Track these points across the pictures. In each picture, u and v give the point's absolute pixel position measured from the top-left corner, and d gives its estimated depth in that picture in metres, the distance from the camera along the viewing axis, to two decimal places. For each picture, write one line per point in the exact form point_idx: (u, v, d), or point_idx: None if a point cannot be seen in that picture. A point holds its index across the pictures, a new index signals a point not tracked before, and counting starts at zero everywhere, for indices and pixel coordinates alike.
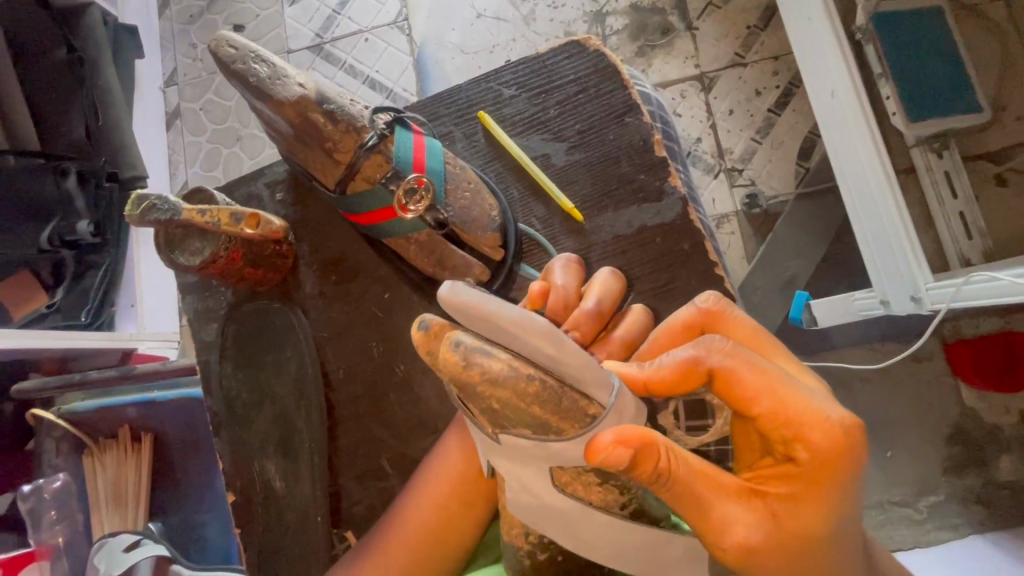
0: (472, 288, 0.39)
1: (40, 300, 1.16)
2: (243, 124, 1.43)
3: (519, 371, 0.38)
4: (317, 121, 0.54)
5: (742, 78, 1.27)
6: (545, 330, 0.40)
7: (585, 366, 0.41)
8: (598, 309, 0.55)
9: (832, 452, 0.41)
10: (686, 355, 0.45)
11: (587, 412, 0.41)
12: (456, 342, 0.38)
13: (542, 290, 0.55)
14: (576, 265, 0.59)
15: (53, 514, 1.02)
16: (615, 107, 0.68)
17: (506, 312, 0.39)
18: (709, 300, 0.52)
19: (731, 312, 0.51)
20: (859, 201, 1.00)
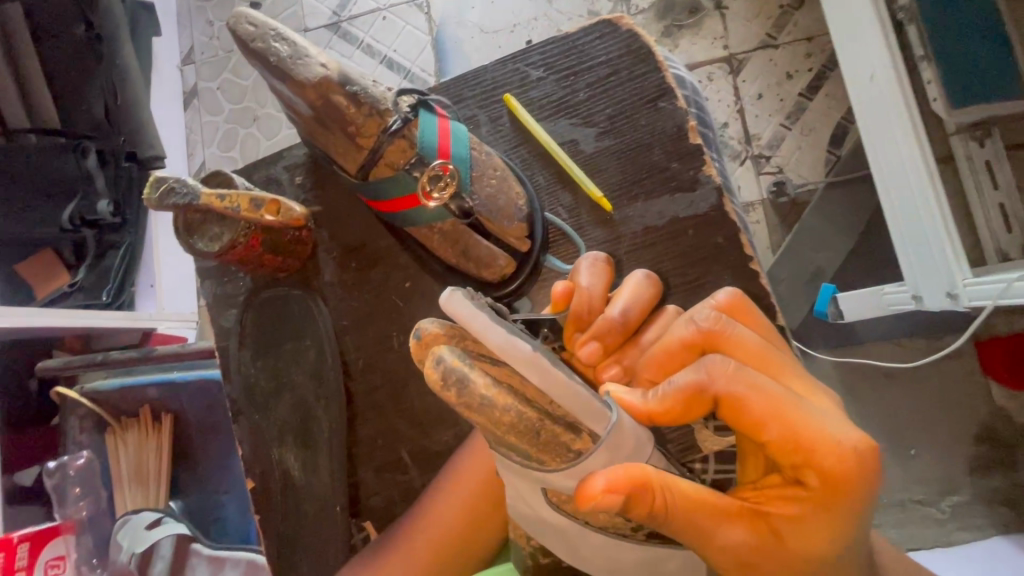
0: (466, 301, 0.38)
1: (63, 279, 1.18)
2: (260, 104, 1.41)
3: (492, 397, 0.35)
4: (339, 103, 0.51)
5: (774, 60, 1.22)
6: (529, 358, 0.36)
7: (571, 400, 0.37)
8: (622, 317, 0.52)
9: (844, 476, 0.39)
10: (688, 383, 0.42)
11: (571, 447, 0.37)
12: (437, 358, 0.35)
13: (567, 290, 0.54)
14: (603, 266, 0.56)
15: (77, 490, 1.05)
16: (647, 90, 0.65)
17: (491, 331, 0.36)
18: (709, 317, 0.46)
19: (733, 330, 0.45)
20: (896, 193, 0.95)
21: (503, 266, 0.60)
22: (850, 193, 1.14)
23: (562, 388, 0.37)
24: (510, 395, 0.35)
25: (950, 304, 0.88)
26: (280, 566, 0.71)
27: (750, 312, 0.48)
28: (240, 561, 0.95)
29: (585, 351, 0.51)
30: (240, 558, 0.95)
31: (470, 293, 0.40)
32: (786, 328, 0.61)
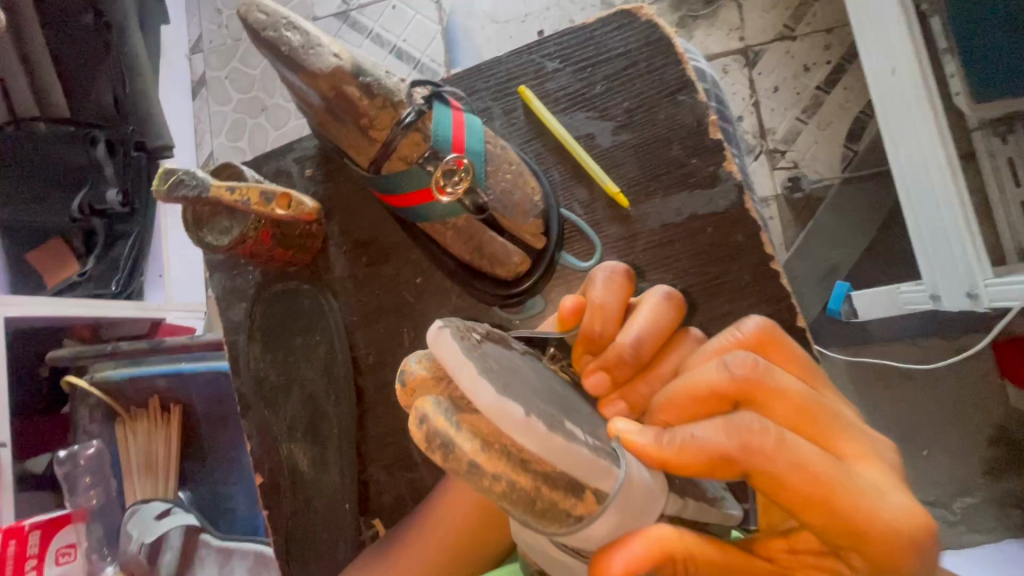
0: (453, 345, 0.32)
1: (73, 268, 1.17)
2: (268, 94, 1.40)
3: (480, 463, 0.30)
4: (352, 94, 0.50)
5: (791, 52, 1.19)
6: (523, 422, 0.30)
7: (573, 467, 0.31)
8: (635, 349, 0.45)
9: (900, 566, 0.32)
10: (711, 443, 0.34)
11: (571, 513, 0.31)
12: (420, 417, 0.31)
13: (576, 306, 0.49)
14: (619, 284, 0.50)
15: (88, 479, 1.05)
16: (666, 83, 0.63)
17: (478, 388, 0.31)
18: (744, 363, 0.37)
19: (772, 381, 0.36)
20: (914, 191, 0.93)
21: (517, 263, 0.59)
22: (867, 190, 1.11)
23: (563, 454, 0.31)
24: (501, 462, 0.30)
25: (971, 305, 0.85)
26: (289, 560, 0.72)
27: (783, 348, 0.40)
28: (248, 552, 0.95)
29: (591, 383, 0.44)
30: (248, 550, 0.94)
31: (460, 331, 0.34)
32: (805, 329, 0.60)
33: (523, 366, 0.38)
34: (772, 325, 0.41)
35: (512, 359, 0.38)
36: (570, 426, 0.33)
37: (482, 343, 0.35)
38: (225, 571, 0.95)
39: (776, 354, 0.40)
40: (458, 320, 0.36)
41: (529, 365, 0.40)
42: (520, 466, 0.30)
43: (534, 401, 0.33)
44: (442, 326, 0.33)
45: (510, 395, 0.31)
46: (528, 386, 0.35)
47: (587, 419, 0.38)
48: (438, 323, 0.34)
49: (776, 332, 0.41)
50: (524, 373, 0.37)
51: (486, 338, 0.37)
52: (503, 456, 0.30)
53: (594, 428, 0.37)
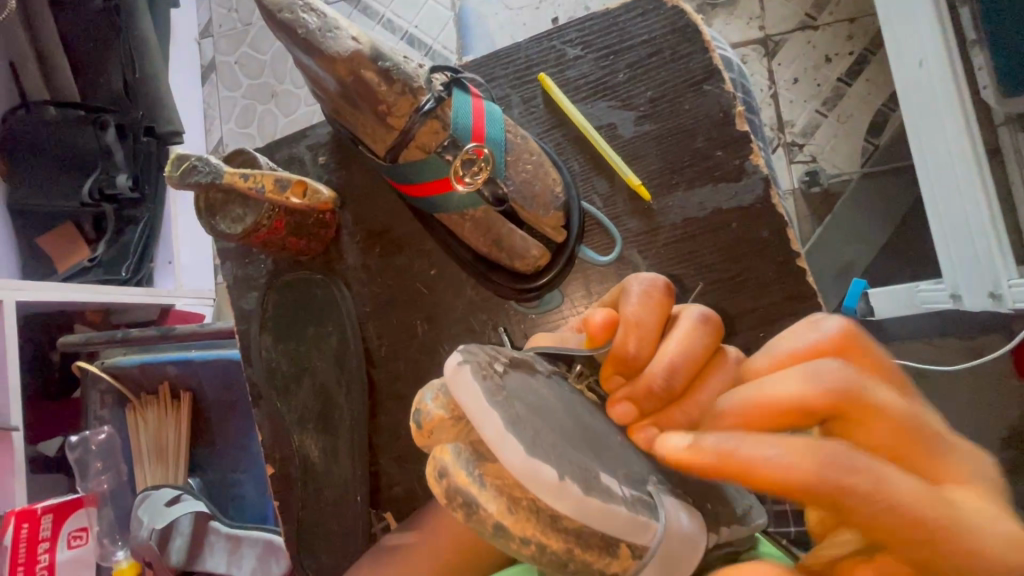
0: (476, 390, 0.33)
1: (83, 253, 1.16)
2: (278, 80, 1.38)
3: (506, 523, 0.31)
4: (370, 79, 0.49)
5: (812, 42, 1.15)
6: (554, 483, 0.30)
7: (606, 527, 0.31)
8: (666, 378, 0.41)
9: None
10: (794, 473, 0.25)
11: (605, 570, 0.32)
12: (441, 470, 0.32)
13: (607, 321, 0.45)
14: (654, 302, 0.46)
15: (99, 464, 1.06)
16: (692, 72, 0.61)
17: (504, 444, 0.31)
18: (838, 373, 0.28)
19: (870, 400, 0.28)
20: (940, 189, 0.89)
21: (536, 256, 0.57)
22: (888, 186, 1.09)
23: (597, 515, 0.31)
24: (529, 523, 0.31)
25: (993, 305, 0.82)
26: (299, 550, 0.71)
27: (871, 355, 0.32)
28: (258, 540, 0.95)
29: (615, 412, 0.41)
30: (258, 538, 0.95)
31: (482, 370, 0.34)
32: None
33: (546, 396, 0.39)
34: (855, 328, 0.33)
35: (533, 389, 0.39)
36: (603, 477, 0.33)
37: (505, 382, 0.35)
38: (234, 558, 0.95)
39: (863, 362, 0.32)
40: (479, 357, 0.36)
41: (551, 390, 0.41)
42: (550, 527, 0.31)
43: (564, 451, 0.33)
44: (463, 366, 0.34)
45: (538, 451, 0.31)
46: (553, 427, 0.35)
47: (619, 458, 0.38)
48: (459, 361, 0.34)
49: (861, 335, 0.33)
50: (547, 409, 0.37)
51: (509, 372, 0.38)
52: (531, 516, 0.31)
53: (628, 469, 0.37)
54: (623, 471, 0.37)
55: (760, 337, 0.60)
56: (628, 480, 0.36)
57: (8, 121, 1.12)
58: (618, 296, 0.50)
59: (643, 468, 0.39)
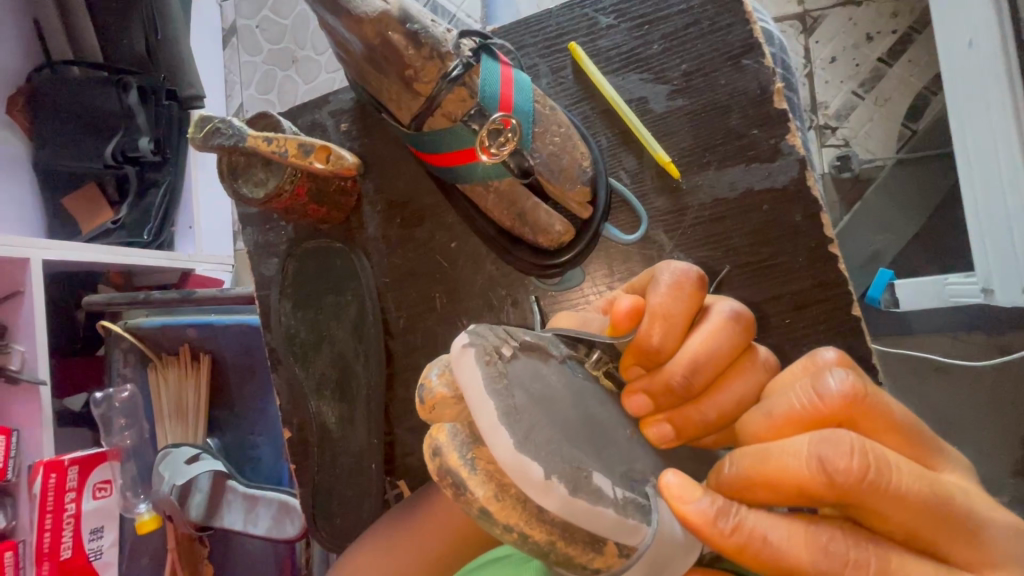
0: (475, 375, 0.34)
1: (106, 215, 1.17)
2: (299, 45, 1.36)
3: (492, 508, 0.32)
4: (397, 42, 0.47)
5: (853, 19, 1.09)
6: (541, 481, 0.31)
7: (590, 525, 0.32)
8: (685, 377, 0.41)
9: None
10: (789, 556, 0.30)
11: (588, 563, 0.33)
12: (435, 449, 0.33)
13: (633, 309, 0.44)
14: (685, 293, 0.44)
15: (122, 420, 1.09)
16: (730, 45, 0.58)
17: (497, 435, 0.32)
18: (846, 464, 0.29)
19: (884, 484, 0.29)
20: (981, 184, 0.83)
21: (560, 232, 0.56)
22: (924, 172, 1.03)
23: (581, 514, 0.32)
24: (514, 512, 0.32)
25: None
26: (314, 512, 0.73)
27: (878, 418, 0.32)
28: (273, 500, 0.97)
29: (631, 403, 0.42)
30: (273, 498, 0.96)
31: (486, 355, 0.35)
32: (859, 316, 0.57)
33: (554, 383, 0.39)
34: (865, 392, 0.32)
35: (540, 375, 0.38)
36: (596, 477, 0.34)
37: (509, 371, 0.36)
38: (251, 516, 0.97)
39: (868, 425, 0.32)
40: (488, 339, 0.36)
41: (559, 375, 0.40)
42: (535, 519, 0.32)
43: (558, 447, 0.34)
44: (469, 348, 0.35)
45: (529, 448, 0.32)
46: (553, 420, 0.35)
47: (622, 454, 0.38)
48: (465, 342, 0.36)
49: (870, 400, 0.32)
50: (551, 398, 0.37)
51: (517, 356, 0.38)
52: (516, 506, 0.32)
53: (627, 466, 0.37)
54: (619, 467, 0.37)
55: (785, 324, 0.58)
56: (623, 480, 0.36)
57: (33, 81, 1.13)
58: (646, 282, 0.48)
59: (645, 464, 0.39)
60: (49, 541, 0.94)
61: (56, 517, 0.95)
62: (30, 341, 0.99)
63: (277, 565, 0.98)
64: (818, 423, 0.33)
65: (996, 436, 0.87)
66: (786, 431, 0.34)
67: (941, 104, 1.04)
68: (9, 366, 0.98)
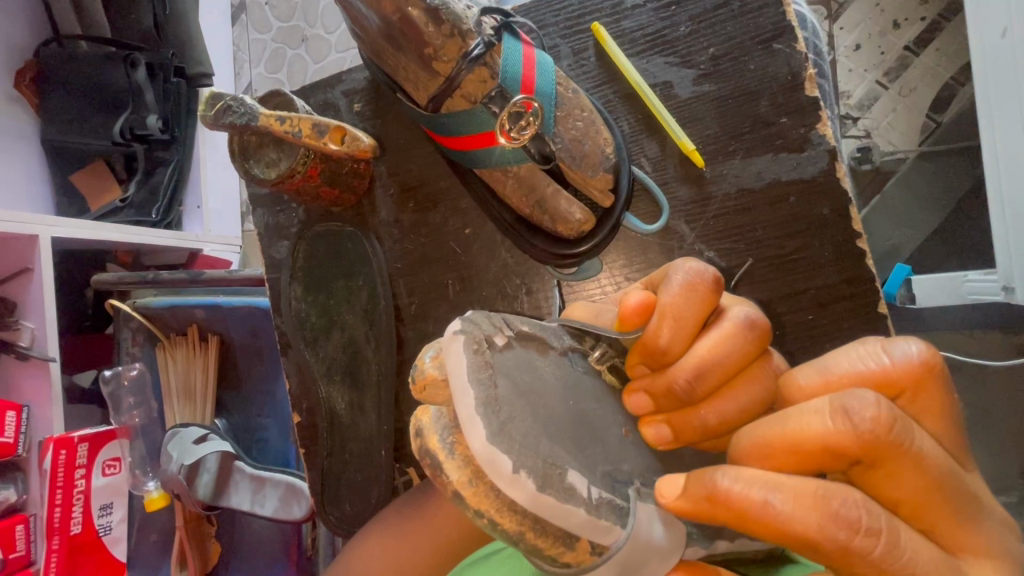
0: (461, 362, 0.33)
1: (114, 192, 1.16)
2: (309, 23, 1.33)
3: (465, 494, 0.31)
4: (417, 20, 0.46)
5: (880, 5, 1.05)
6: (509, 476, 0.30)
7: (561, 523, 0.31)
8: (689, 381, 0.38)
9: None
10: (793, 521, 0.28)
11: (559, 559, 0.32)
12: (418, 429, 0.33)
13: (642, 305, 0.42)
14: (700, 293, 0.40)
15: (131, 399, 1.09)
16: (761, 28, 0.55)
17: (472, 426, 0.31)
18: (873, 416, 0.29)
19: (908, 444, 0.29)
20: (1009, 170, 0.74)
21: (580, 220, 0.54)
22: (948, 165, 0.99)
23: (550, 510, 0.31)
24: (486, 497, 0.31)
25: None
26: (322, 496, 0.73)
27: (928, 390, 0.32)
28: (280, 482, 0.97)
29: (632, 401, 0.41)
30: (280, 480, 0.96)
31: (474, 343, 0.34)
32: (884, 313, 0.55)
33: (546, 377, 0.38)
34: (934, 362, 0.32)
35: (532, 367, 0.37)
36: (570, 475, 0.33)
37: (496, 361, 0.35)
38: (257, 497, 0.97)
39: (913, 396, 0.32)
40: (480, 328, 0.36)
41: (554, 369, 0.39)
42: (505, 509, 0.31)
43: (535, 442, 0.32)
44: (458, 335, 0.34)
45: (502, 441, 0.31)
46: (536, 414, 0.34)
47: (609, 454, 0.38)
48: (457, 329, 0.35)
49: (935, 371, 0.32)
50: (539, 392, 0.36)
51: (509, 346, 0.37)
52: (488, 493, 0.31)
53: (613, 466, 0.37)
54: (603, 467, 0.36)
55: (808, 319, 0.57)
56: (604, 480, 0.35)
57: (40, 55, 1.11)
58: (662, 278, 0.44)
59: (632, 466, 0.38)
60: (59, 517, 0.95)
61: (66, 493, 0.95)
62: (39, 319, 0.99)
63: (283, 546, 0.98)
64: (882, 384, 0.32)
65: (1007, 435, 0.86)
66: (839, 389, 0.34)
67: (970, 95, 1.00)
68: (18, 343, 0.98)
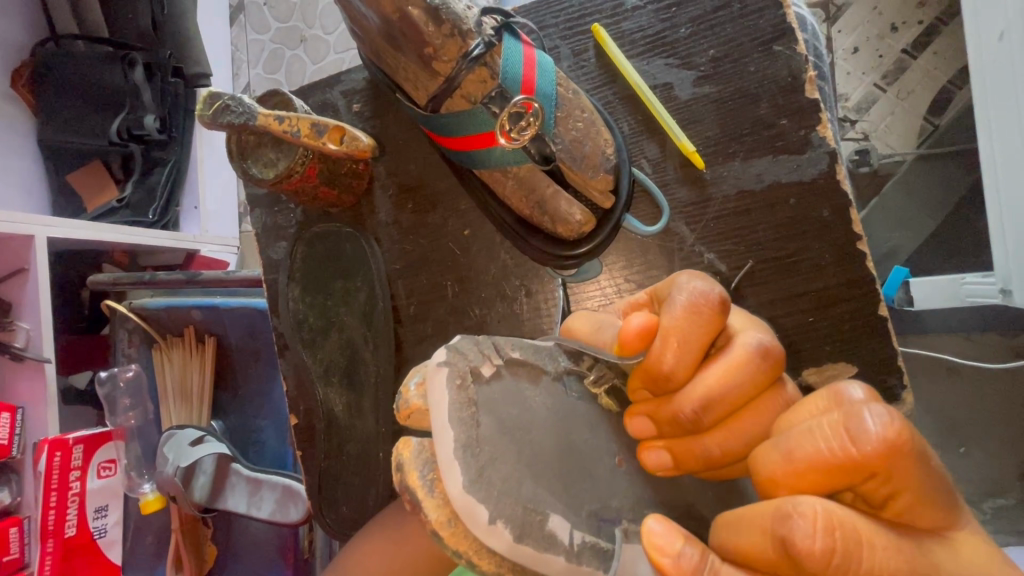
0: (443, 399, 0.33)
1: (110, 193, 1.15)
2: (308, 24, 1.32)
3: (443, 533, 0.31)
4: (417, 19, 0.46)
5: (878, 8, 1.05)
6: (485, 525, 0.30)
7: (540, 568, 0.31)
8: (695, 411, 0.37)
9: None
10: None
11: None
12: (399, 464, 0.33)
13: (645, 328, 0.40)
14: (705, 312, 0.39)
15: (127, 401, 1.08)
16: (761, 30, 0.55)
17: (449, 470, 0.31)
18: (811, 547, 0.28)
19: (854, 564, 0.28)
20: (1006, 174, 0.74)
21: (580, 222, 0.54)
22: (945, 169, 0.99)
23: (528, 558, 0.31)
24: (464, 539, 0.31)
25: None
26: (321, 499, 0.73)
27: (900, 470, 0.29)
28: (277, 485, 0.96)
29: (634, 425, 0.40)
30: (277, 482, 0.95)
31: (458, 377, 0.34)
32: (885, 315, 0.55)
33: (535, 407, 0.38)
34: (900, 440, 0.29)
35: (521, 399, 0.37)
36: (552, 521, 0.32)
37: (480, 395, 0.34)
38: (254, 500, 0.96)
39: (882, 477, 0.30)
40: (466, 359, 0.35)
41: (545, 398, 0.39)
42: (482, 550, 0.31)
43: (516, 486, 0.32)
44: (442, 367, 0.34)
45: (480, 489, 0.31)
46: (521, 452, 0.34)
47: (598, 490, 0.37)
48: (441, 360, 0.35)
49: (905, 448, 0.29)
50: (526, 427, 0.36)
51: (498, 376, 0.37)
52: (466, 534, 0.31)
53: (602, 503, 0.36)
54: (590, 505, 0.36)
55: (807, 323, 0.57)
56: (590, 520, 0.35)
57: (37, 54, 1.10)
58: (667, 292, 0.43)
59: (622, 501, 0.37)
60: (53, 519, 0.94)
61: (61, 495, 0.95)
62: (34, 319, 0.98)
63: (279, 550, 0.97)
64: (846, 470, 0.30)
65: (1005, 440, 0.86)
66: (806, 473, 0.31)
67: (967, 98, 1.00)
68: (13, 344, 0.97)
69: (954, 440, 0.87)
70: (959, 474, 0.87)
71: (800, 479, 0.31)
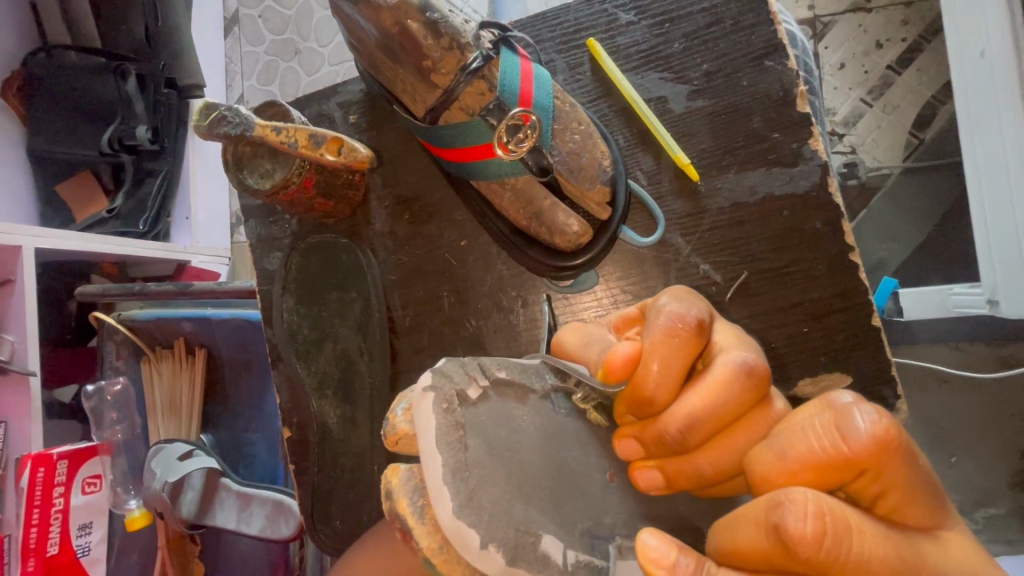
0: (429, 424, 0.32)
1: (101, 203, 1.15)
2: (302, 37, 1.33)
3: (436, 560, 0.31)
4: (416, 32, 0.46)
5: (863, 26, 1.08)
6: (478, 550, 0.30)
7: None
8: (680, 432, 0.37)
9: None
10: None
11: None
12: (389, 491, 0.33)
13: (630, 356, 0.40)
14: (682, 335, 0.39)
15: (113, 414, 1.06)
16: (753, 46, 0.56)
17: (439, 496, 0.30)
18: (803, 533, 0.28)
19: (844, 550, 0.28)
20: (989, 188, 0.76)
21: (577, 232, 0.54)
22: (931, 182, 1.01)
23: None
24: (457, 564, 0.31)
25: None
26: (313, 514, 0.72)
27: (889, 465, 0.30)
28: (267, 499, 0.94)
29: (622, 447, 0.40)
30: (267, 497, 0.94)
31: (444, 401, 0.33)
32: (877, 325, 0.56)
33: (525, 427, 0.37)
34: (889, 436, 0.29)
35: (510, 419, 0.37)
36: (544, 542, 0.32)
37: (467, 418, 0.34)
38: (243, 516, 0.94)
39: (872, 473, 0.30)
40: (451, 381, 0.35)
41: (534, 418, 0.39)
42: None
43: (507, 508, 0.32)
44: (428, 392, 0.34)
45: (470, 514, 0.30)
46: (511, 473, 0.34)
47: (590, 508, 0.37)
48: (427, 384, 0.34)
49: (894, 444, 0.29)
50: (515, 447, 0.36)
51: (485, 398, 0.37)
52: (458, 560, 0.31)
53: (595, 521, 0.36)
54: (583, 523, 0.36)
55: (802, 333, 0.57)
56: (583, 538, 0.35)
57: (29, 65, 1.10)
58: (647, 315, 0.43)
59: (615, 518, 0.38)
60: (35, 536, 0.92)
61: (42, 512, 0.92)
62: (20, 331, 0.96)
63: (270, 567, 0.95)
64: (838, 466, 0.30)
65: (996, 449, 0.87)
66: (799, 469, 0.31)
67: (950, 113, 1.03)
68: None
69: (946, 450, 0.88)
70: (952, 484, 0.87)
71: (793, 477, 0.31)
